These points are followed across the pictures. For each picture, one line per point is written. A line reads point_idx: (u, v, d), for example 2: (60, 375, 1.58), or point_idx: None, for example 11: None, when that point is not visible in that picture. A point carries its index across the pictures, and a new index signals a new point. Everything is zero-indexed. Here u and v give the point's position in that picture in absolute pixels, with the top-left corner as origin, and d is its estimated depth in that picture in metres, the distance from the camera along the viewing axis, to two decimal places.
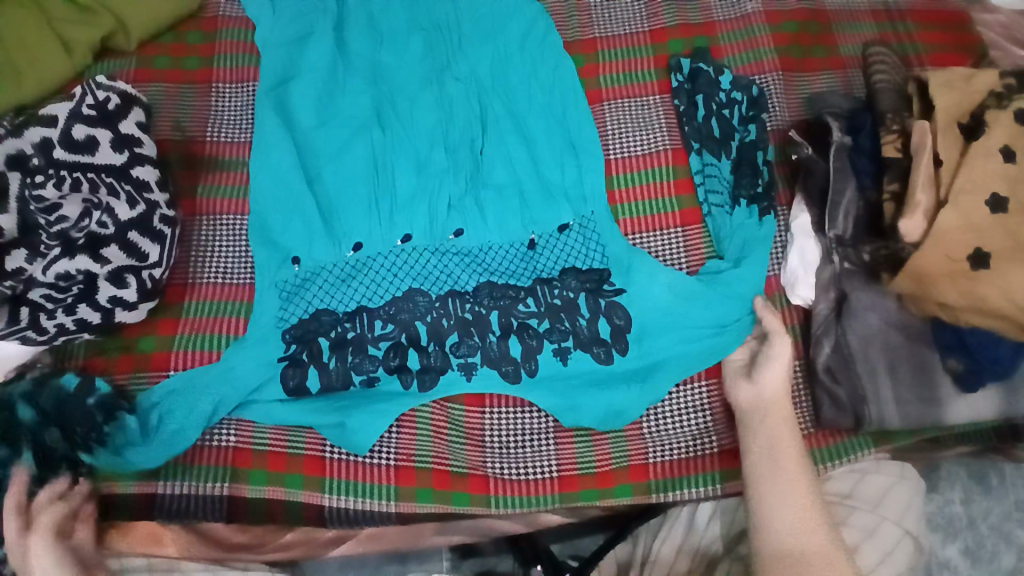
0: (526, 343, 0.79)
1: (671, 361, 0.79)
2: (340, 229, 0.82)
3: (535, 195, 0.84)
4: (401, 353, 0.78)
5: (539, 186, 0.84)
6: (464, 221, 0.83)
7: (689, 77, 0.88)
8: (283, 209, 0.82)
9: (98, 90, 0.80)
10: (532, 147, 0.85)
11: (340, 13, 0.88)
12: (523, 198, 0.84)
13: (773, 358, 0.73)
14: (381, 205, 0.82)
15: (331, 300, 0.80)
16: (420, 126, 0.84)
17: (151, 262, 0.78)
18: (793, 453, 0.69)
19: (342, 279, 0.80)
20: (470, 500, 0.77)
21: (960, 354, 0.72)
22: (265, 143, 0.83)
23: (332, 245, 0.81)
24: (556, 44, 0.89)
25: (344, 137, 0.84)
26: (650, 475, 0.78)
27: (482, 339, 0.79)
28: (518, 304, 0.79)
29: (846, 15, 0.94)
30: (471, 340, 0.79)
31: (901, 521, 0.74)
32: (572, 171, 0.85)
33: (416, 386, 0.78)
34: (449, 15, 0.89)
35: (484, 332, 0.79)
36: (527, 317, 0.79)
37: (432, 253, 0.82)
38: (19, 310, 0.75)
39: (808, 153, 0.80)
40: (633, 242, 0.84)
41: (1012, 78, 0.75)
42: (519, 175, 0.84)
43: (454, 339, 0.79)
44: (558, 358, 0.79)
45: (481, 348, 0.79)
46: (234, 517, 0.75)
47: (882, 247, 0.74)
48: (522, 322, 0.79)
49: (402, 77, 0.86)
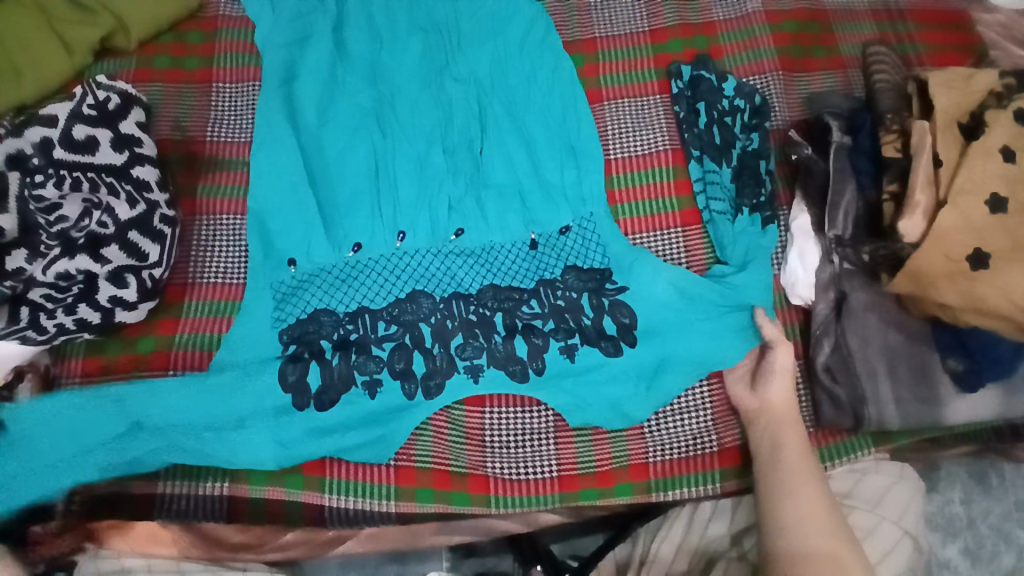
0: (531, 343, 0.78)
1: (682, 355, 0.78)
2: (340, 230, 0.81)
3: (535, 196, 0.84)
4: (406, 357, 0.77)
5: (538, 187, 0.84)
6: (464, 221, 0.83)
7: (690, 84, 0.88)
8: (282, 212, 0.82)
9: (98, 90, 0.80)
10: (531, 147, 0.85)
11: (340, 14, 0.88)
12: (523, 199, 0.84)
13: (774, 368, 0.75)
14: (382, 205, 0.82)
15: (333, 299, 0.79)
16: (420, 128, 0.84)
17: (151, 262, 0.78)
18: (798, 450, 0.70)
19: (342, 280, 0.80)
20: (471, 500, 0.77)
21: (960, 355, 0.73)
22: (273, 142, 0.84)
23: (333, 249, 0.81)
24: (556, 45, 0.89)
25: (342, 137, 0.83)
26: (650, 474, 0.78)
27: (488, 340, 0.79)
28: (522, 306, 0.79)
29: (846, 15, 0.94)
30: (476, 340, 0.78)
31: (901, 521, 0.74)
32: (571, 172, 0.85)
33: (421, 394, 0.77)
34: (448, 16, 0.89)
35: (489, 333, 0.79)
36: (532, 317, 0.79)
37: (434, 254, 0.82)
38: (19, 310, 0.74)
39: (808, 153, 0.80)
40: (635, 242, 0.84)
41: (1012, 78, 0.75)
42: (518, 176, 0.84)
43: (459, 341, 0.79)
44: (565, 355, 0.78)
45: (487, 349, 0.78)
46: (235, 517, 0.75)
47: (882, 247, 0.74)
48: (527, 322, 0.79)
49: (401, 78, 0.86)
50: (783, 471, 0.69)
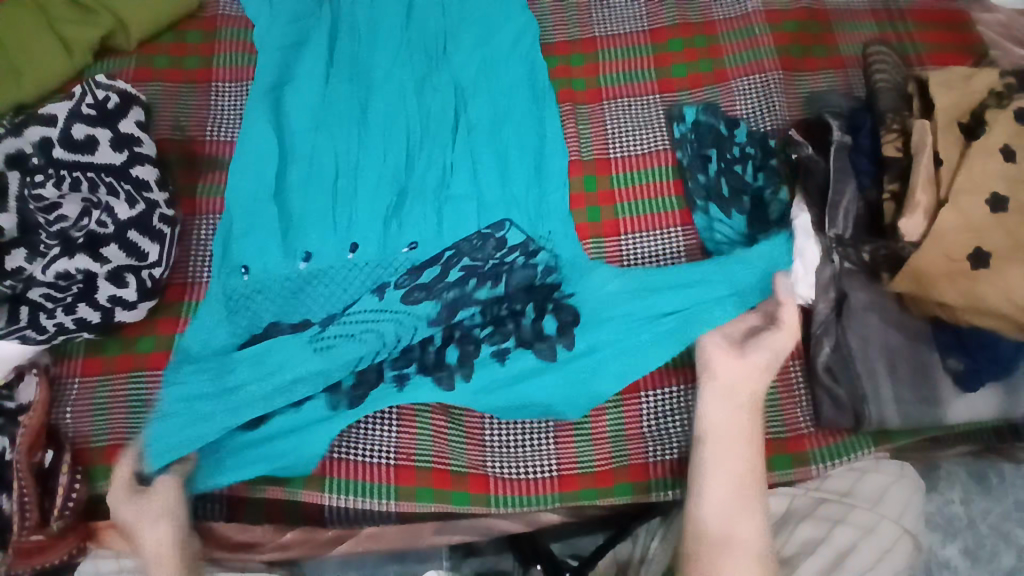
0: (464, 348, 0.78)
1: (620, 359, 0.77)
2: (298, 242, 0.81)
3: (497, 209, 0.83)
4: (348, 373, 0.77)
5: (499, 199, 0.83)
6: (418, 233, 0.82)
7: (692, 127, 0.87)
8: (245, 218, 0.81)
9: (98, 90, 0.80)
10: (505, 159, 0.84)
11: (336, 19, 0.88)
12: (483, 211, 0.83)
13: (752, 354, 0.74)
14: (346, 216, 0.82)
15: (288, 309, 0.79)
16: (394, 137, 0.84)
17: (151, 262, 0.77)
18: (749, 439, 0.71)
19: (293, 292, 0.80)
20: (471, 500, 0.77)
21: (960, 354, 0.72)
22: (253, 149, 0.82)
23: (286, 257, 0.80)
24: (538, 56, 0.89)
25: (320, 145, 0.83)
26: (650, 474, 0.78)
27: (422, 349, 0.78)
28: (465, 313, 0.79)
29: (846, 14, 0.94)
30: (411, 351, 0.78)
31: (901, 519, 0.74)
32: (536, 187, 0.84)
33: (344, 405, 0.76)
34: (439, 24, 0.89)
35: (427, 344, 0.78)
36: (471, 325, 0.79)
37: (384, 269, 0.81)
38: (19, 309, 0.75)
39: (808, 153, 0.79)
40: (593, 247, 0.84)
41: (1012, 77, 0.75)
42: (488, 188, 0.83)
43: (396, 352, 0.78)
44: (496, 359, 0.77)
45: (419, 357, 0.78)
46: (234, 517, 0.76)
47: (882, 247, 0.74)
48: (466, 330, 0.79)
49: (383, 86, 0.86)
50: (706, 450, 0.71)
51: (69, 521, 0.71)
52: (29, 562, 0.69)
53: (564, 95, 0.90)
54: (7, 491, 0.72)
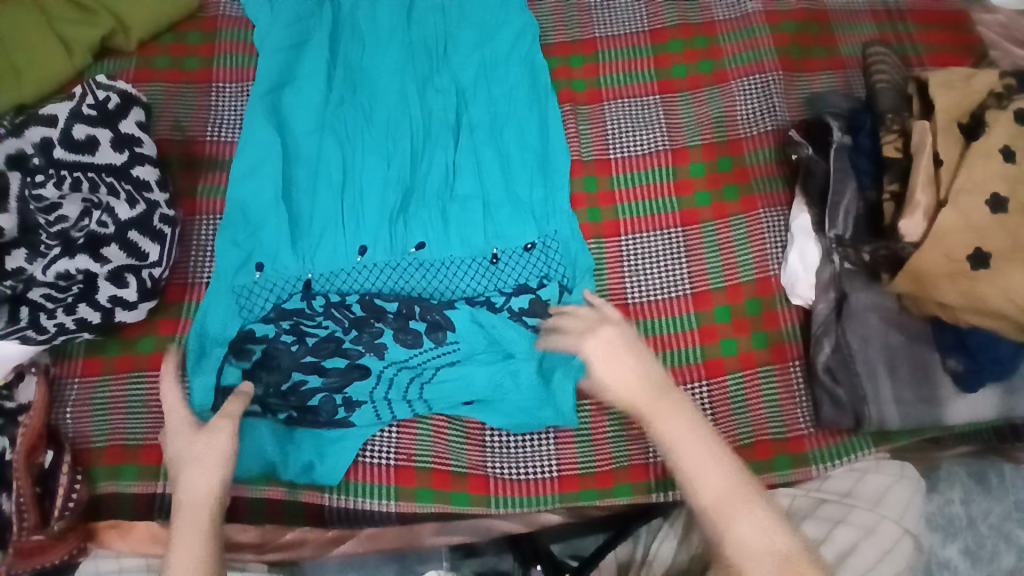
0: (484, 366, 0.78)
1: None
2: (305, 243, 0.81)
3: (502, 210, 0.83)
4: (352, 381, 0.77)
5: (506, 201, 0.83)
6: (425, 234, 0.82)
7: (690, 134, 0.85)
8: (251, 221, 0.81)
9: (98, 90, 0.80)
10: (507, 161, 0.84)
11: (338, 20, 0.89)
12: (488, 211, 0.83)
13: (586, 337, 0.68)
14: (351, 217, 0.82)
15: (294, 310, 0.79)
16: (397, 140, 0.84)
17: (151, 262, 0.77)
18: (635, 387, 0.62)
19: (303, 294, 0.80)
20: (471, 500, 0.77)
21: (960, 355, 0.72)
22: (259, 149, 0.82)
23: (296, 257, 0.81)
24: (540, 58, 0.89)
25: (325, 146, 0.83)
26: (650, 474, 0.78)
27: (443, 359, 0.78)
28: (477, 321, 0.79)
29: (846, 15, 0.94)
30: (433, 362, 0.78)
31: (902, 519, 0.70)
32: (542, 188, 0.84)
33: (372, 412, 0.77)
34: (439, 27, 0.89)
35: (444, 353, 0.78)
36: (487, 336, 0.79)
37: (391, 270, 0.81)
38: (19, 310, 0.75)
39: (808, 154, 0.81)
40: (594, 246, 0.84)
41: (1012, 78, 0.75)
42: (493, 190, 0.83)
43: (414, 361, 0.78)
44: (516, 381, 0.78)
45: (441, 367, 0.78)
46: (233, 517, 0.75)
47: (882, 247, 0.73)
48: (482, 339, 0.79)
49: (382, 87, 0.86)
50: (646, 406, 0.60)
51: (69, 521, 0.71)
52: (29, 562, 0.69)
53: (567, 97, 0.90)
54: (7, 492, 0.72)
